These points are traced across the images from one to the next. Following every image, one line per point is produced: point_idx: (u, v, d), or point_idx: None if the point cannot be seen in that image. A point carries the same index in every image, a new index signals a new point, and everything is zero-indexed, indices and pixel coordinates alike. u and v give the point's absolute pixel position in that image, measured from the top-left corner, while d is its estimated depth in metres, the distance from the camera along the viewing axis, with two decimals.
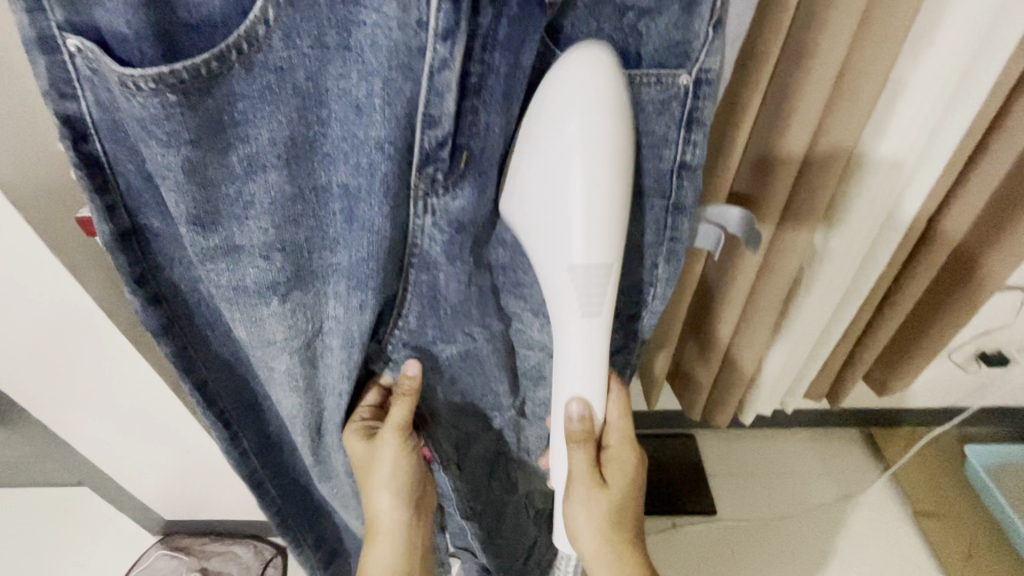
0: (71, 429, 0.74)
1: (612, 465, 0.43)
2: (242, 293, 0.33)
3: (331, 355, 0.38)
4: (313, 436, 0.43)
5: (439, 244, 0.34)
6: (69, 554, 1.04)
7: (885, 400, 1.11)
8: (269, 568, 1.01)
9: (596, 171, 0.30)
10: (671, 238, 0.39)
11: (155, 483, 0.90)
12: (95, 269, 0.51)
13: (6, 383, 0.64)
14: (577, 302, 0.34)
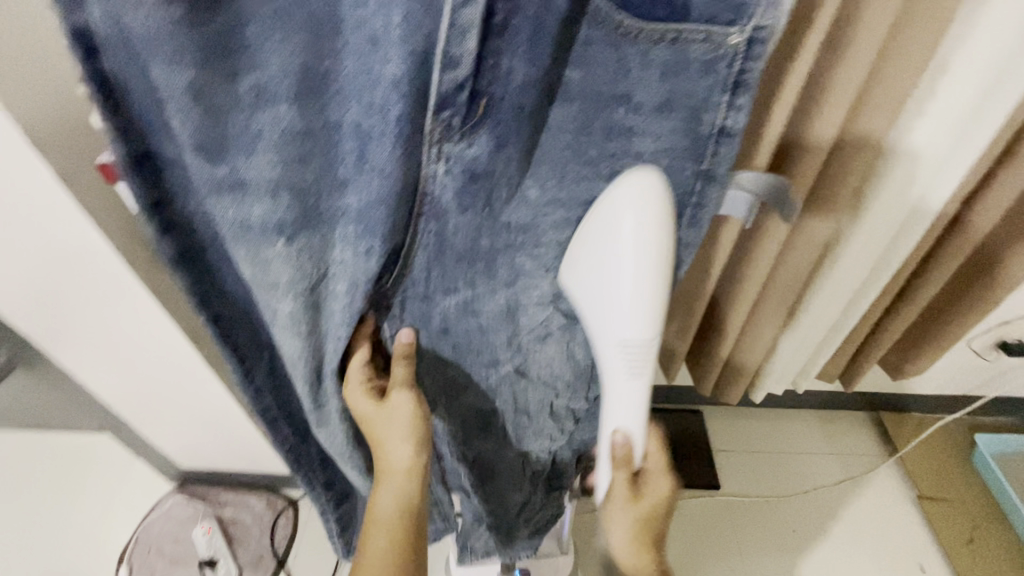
0: (93, 376, 0.77)
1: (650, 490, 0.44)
2: (248, 232, 0.32)
3: (335, 302, 0.36)
4: (314, 382, 0.41)
5: (451, 190, 0.33)
6: (91, 496, 1.09)
7: (898, 385, 1.10)
8: (281, 518, 1.05)
9: (645, 269, 0.34)
10: (696, 203, 0.37)
11: (174, 433, 0.93)
12: (115, 220, 0.51)
13: (31, 326, 0.66)
14: (628, 369, 0.37)
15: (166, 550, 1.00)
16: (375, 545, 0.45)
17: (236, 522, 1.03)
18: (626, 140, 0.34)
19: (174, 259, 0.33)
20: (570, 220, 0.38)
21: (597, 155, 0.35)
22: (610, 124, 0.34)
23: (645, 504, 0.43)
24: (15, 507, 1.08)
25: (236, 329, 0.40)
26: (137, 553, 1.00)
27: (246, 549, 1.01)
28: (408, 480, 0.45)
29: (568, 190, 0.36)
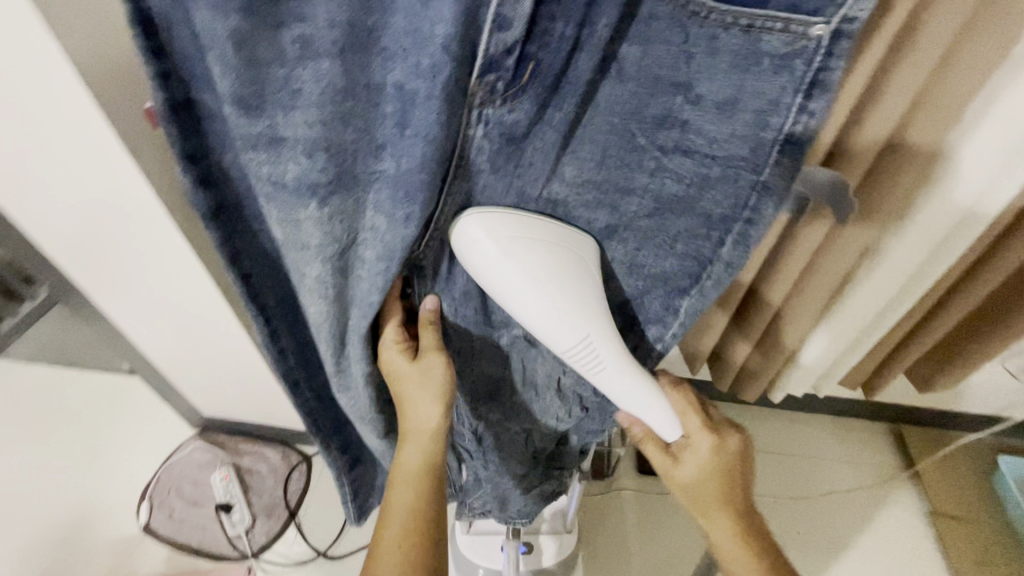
0: (119, 310, 0.82)
1: (686, 454, 0.45)
2: (282, 190, 0.32)
3: (363, 268, 0.36)
4: (337, 344, 0.41)
5: (486, 154, 0.32)
6: (120, 433, 1.14)
7: (924, 398, 1.06)
8: (294, 472, 1.08)
9: (537, 295, 0.36)
10: (748, 219, 0.35)
11: (200, 378, 0.98)
12: (153, 166, 0.54)
13: (65, 256, 0.71)
14: (587, 371, 0.39)
15: (184, 491, 1.05)
16: (400, 501, 0.46)
17: (253, 472, 1.07)
18: (679, 132, 0.33)
19: (208, 212, 0.34)
20: (607, 204, 0.37)
21: (647, 144, 0.34)
22: (665, 112, 0.32)
23: (685, 468, 0.45)
24: (50, 437, 1.14)
25: (263, 289, 0.40)
26: (157, 492, 1.04)
27: (260, 497, 1.05)
28: (432, 438, 0.47)
29: (609, 173, 0.36)
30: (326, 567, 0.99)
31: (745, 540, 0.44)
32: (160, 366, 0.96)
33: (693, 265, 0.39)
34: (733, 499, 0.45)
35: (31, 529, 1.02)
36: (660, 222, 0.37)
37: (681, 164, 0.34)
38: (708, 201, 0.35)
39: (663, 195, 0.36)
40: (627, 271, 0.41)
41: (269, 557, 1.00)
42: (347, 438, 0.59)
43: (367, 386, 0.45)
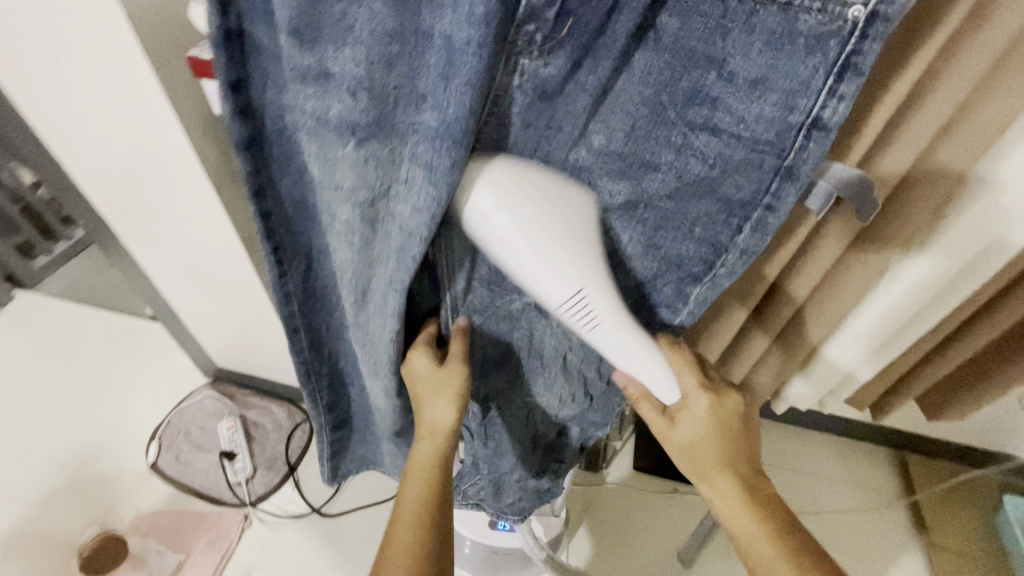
0: (143, 251, 0.87)
1: (683, 420, 0.44)
2: (324, 128, 0.33)
3: (390, 219, 0.37)
4: (357, 296, 0.42)
5: (522, 104, 0.33)
6: (136, 375, 1.19)
7: (932, 427, 1.05)
8: (298, 430, 1.11)
9: (537, 246, 0.34)
10: (767, 205, 0.36)
11: (214, 327, 1.01)
12: (187, 103, 0.60)
13: (91, 186, 0.76)
14: (583, 327, 0.38)
15: (193, 436, 1.08)
16: (409, 497, 0.48)
17: (258, 426, 1.10)
18: (708, 110, 0.33)
19: (243, 143, 0.34)
20: (631, 179, 0.37)
21: (678, 120, 0.34)
22: (696, 88, 0.33)
23: (681, 433, 0.44)
24: (71, 372, 1.19)
25: (280, 230, 0.40)
26: (167, 433, 1.08)
27: (263, 450, 1.08)
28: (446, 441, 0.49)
29: (636, 147, 0.36)
30: (319, 523, 1.01)
31: (748, 501, 0.43)
32: (180, 312, 0.99)
33: (708, 251, 0.40)
34: (735, 460, 0.44)
35: (45, 455, 1.07)
36: (682, 205, 0.38)
37: (710, 142, 0.34)
38: (730, 185, 0.36)
39: (685, 176, 0.36)
40: (644, 254, 0.41)
41: (266, 507, 1.03)
42: (337, 395, 0.59)
43: (387, 350, 0.45)
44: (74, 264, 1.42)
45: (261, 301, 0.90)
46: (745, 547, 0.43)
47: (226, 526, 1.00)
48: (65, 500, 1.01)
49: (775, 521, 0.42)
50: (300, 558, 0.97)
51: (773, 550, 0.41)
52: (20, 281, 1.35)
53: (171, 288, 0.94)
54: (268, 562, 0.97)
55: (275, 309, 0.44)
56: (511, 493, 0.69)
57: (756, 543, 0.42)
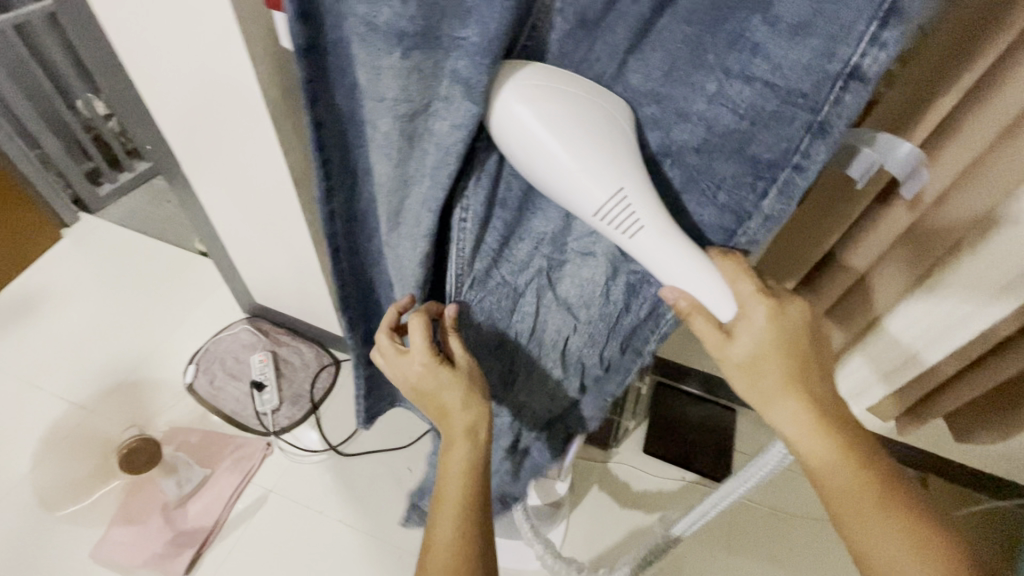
0: (200, 181, 0.92)
1: (743, 328, 0.42)
2: (372, 33, 0.33)
3: (428, 137, 0.38)
4: (392, 213, 0.45)
5: (561, 30, 0.36)
6: (181, 303, 1.26)
7: (958, 454, 1.01)
8: (323, 371, 1.16)
9: (573, 135, 0.35)
10: (796, 164, 0.35)
11: (256, 263, 1.07)
12: (255, 33, 0.64)
13: (160, 111, 0.81)
14: (623, 235, 0.38)
15: (227, 364, 1.15)
16: (452, 493, 0.52)
17: (287, 362, 1.16)
18: (747, 56, 0.32)
19: (302, 51, 0.34)
20: (661, 126, 0.38)
21: (718, 65, 0.34)
22: (739, 32, 0.32)
23: (743, 345, 0.42)
24: (123, 293, 1.28)
25: (331, 148, 0.41)
26: (204, 358, 1.15)
27: (289, 385, 1.14)
28: (480, 440, 0.53)
29: (672, 88, 0.36)
30: (335, 460, 1.06)
31: (817, 419, 0.44)
32: (227, 244, 1.05)
33: (732, 218, 0.41)
34: (803, 378, 0.44)
35: (93, 364, 1.14)
36: (709, 162, 0.38)
37: (743, 91, 0.34)
38: (760, 144, 0.35)
39: (715, 127, 0.36)
40: (683, 181, 0.40)
41: (289, 438, 1.08)
42: (372, 328, 0.62)
43: (415, 274, 0.49)
44: (133, 195, 1.51)
45: (301, 242, 0.94)
46: (815, 460, 0.44)
47: (249, 451, 1.05)
48: (108, 406, 1.09)
49: (842, 435, 0.44)
50: (316, 489, 1.02)
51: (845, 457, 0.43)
52: (84, 204, 1.43)
53: (222, 220, 0.99)
54: (286, 488, 1.02)
55: (321, 228, 0.47)
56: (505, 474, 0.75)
57: (826, 458, 0.44)
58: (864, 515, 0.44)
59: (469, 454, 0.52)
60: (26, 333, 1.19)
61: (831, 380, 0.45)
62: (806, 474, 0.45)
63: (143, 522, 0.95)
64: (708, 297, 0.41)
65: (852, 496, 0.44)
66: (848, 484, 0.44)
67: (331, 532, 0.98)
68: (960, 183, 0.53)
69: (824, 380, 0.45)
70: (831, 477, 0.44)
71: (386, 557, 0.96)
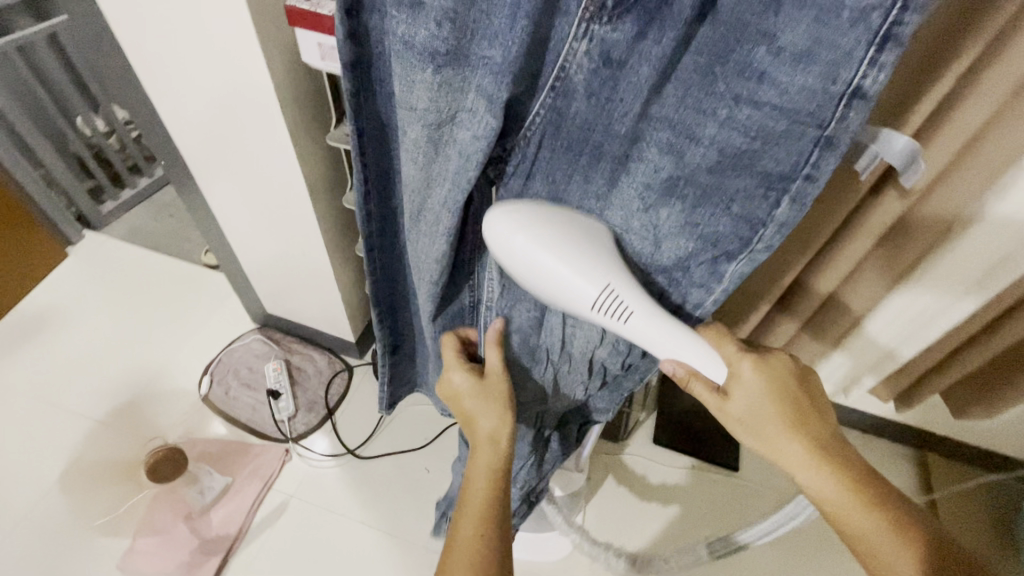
0: (213, 192, 0.94)
1: (736, 387, 0.45)
2: (407, 50, 0.35)
3: (452, 146, 0.40)
4: (415, 214, 0.47)
5: (584, 71, 0.35)
6: (192, 315, 1.28)
7: (957, 430, 1.05)
8: (337, 377, 1.18)
9: (556, 249, 0.40)
10: (806, 175, 0.36)
11: (269, 273, 1.09)
12: (270, 47, 0.67)
13: (175, 125, 0.83)
14: (618, 320, 0.41)
15: (241, 373, 1.17)
16: (476, 499, 0.52)
17: (300, 369, 1.18)
18: (755, 85, 0.33)
19: (348, 64, 0.37)
20: (675, 150, 0.38)
21: (727, 92, 0.34)
22: (745, 62, 0.32)
23: (737, 402, 0.45)
24: (133, 307, 1.29)
25: (368, 150, 0.44)
26: (218, 369, 1.17)
27: (304, 392, 1.15)
28: (500, 447, 0.54)
29: (683, 114, 0.36)
30: (353, 463, 1.08)
31: (827, 462, 0.44)
32: (240, 255, 1.07)
33: (743, 227, 0.40)
34: (805, 421, 0.45)
35: (106, 378, 1.16)
36: (721, 182, 0.38)
37: (753, 115, 0.34)
38: (770, 158, 0.36)
39: (727, 150, 0.36)
40: (681, 230, 0.42)
41: (305, 444, 1.09)
42: (397, 320, 0.64)
43: (435, 278, 0.50)
44: (137, 210, 1.52)
45: (314, 250, 0.96)
46: (832, 507, 0.44)
47: (268, 458, 1.07)
48: (126, 419, 1.10)
49: (859, 483, 0.44)
50: (335, 493, 1.04)
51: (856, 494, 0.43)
52: (87, 221, 1.44)
53: (235, 231, 1.01)
54: (305, 493, 1.04)
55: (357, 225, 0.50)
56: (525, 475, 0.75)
57: (845, 506, 0.43)
58: (882, 544, 0.42)
59: (494, 455, 0.54)
60: (37, 351, 1.20)
61: (829, 414, 0.46)
62: (832, 526, 0.45)
63: (167, 532, 0.96)
64: (703, 364, 0.42)
65: (884, 550, 0.42)
66: (876, 536, 0.43)
67: (354, 534, 1.00)
68: (950, 172, 0.57)
69: (827, 419, 0.46)
70: (855, 526, 0.43)
71: (408, 556, 0.98)
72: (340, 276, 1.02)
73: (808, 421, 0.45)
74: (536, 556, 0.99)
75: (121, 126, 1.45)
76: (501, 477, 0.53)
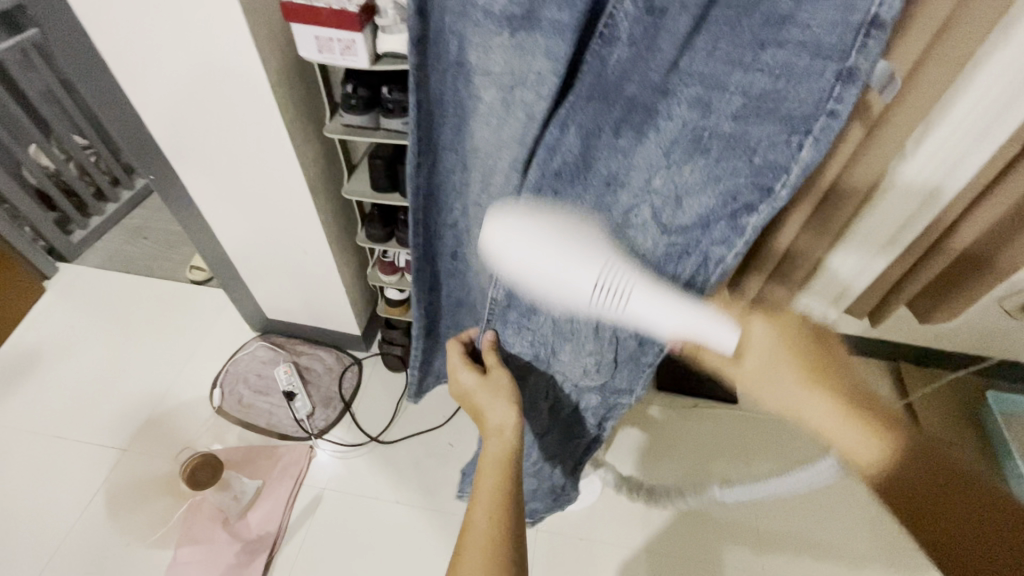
0: (205, 201, 0.95)
1: (755, 347, 0.50)
2: (487, 19, 0.40)
3: (522, 108, 0.45)
4: (484, 176, 0.52)
5: (630, 19, 0.38)
6: (190, 332, 1.27)
7: (924, 335, 1.17)
8: (348, 371, 1.20)
9: (555, 244, 0.43)
10: (829, 111, 0.40)
11: (268, 276, 1.10)
12: (260, 43, 0.69)
13: (162, 134, 0.84)
14: (620, 301, 0.45)
15: (251, 381, 1.17)
16: (487, 487, 0.54)
17: (310, 369, 1.20)
18: (778, 28, 0.37)
19: (419, 40, 0.41)
20: (703, 102, 0.42)
21: (753, 40, 0.38)
22: (769, 12, 0.37)
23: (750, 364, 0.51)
24: (125, 333, 1.27)
25: (422, 123, 0.48)
26: (227, 380, 1.17)
27: (317, 390, 1.17)
28: (508, 436, 0.58)
29: (714, 66, 0.40)
30: (379, 449, 1.11)
31: (840, 403, 0.48)
32: (238, 263, 1.08)
33: (767, 177, 0.44)
34: (818, 372, 0.50)
35: (113, 404, 1.14)
36: (746, 128, 0.42)
37: (775, 57, 0.38)
38: (792, 99, 0.40)
39: (751, 92, 0.40)
40: (707, 183, 0.45)
41: (328, 438, 1.12)
42: (431, 296, 0.69)
43: (501, 233, 0.58)
44: (109, 236, 1.49)
45: (315, 246, 0.98)
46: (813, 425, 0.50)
47: (295, 456, 1.09)
48: (143, 440, 1.10)
49: (847, 405, 0.48)
50: (367, 479, 1.07)
51: (870, 439, 0.47)
52: (59, 253, 1.40)
53: (230, 237, 1.02)
54: (337, 484, 1.06)
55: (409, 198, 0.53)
56: (536, 449, 0.83)
57: (844, 435, 0.48)
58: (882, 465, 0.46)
59: (499, 446, 0.57)
60: (32, 389, 1.16)
61: (845, 365, 0.50)
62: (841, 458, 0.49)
63: (208, 540, 0.98)
64: (710, 330, 0.47)
65: (860, 452, 0.47)
66: (851, 443, 0.48)
67: (391, 514, 1.03)
68: (898, 98, 0.66)
69: (846, 372, 0.50)
70: (832, 435, 0.48)
71: (447, 526, 1.02)
72: (341, 270, 1.04)
73: (820, 369, 0.50)
74: (568, 507, 1.05)
75: (79, 151, 1.40)
76: (503, 470, 0.55)
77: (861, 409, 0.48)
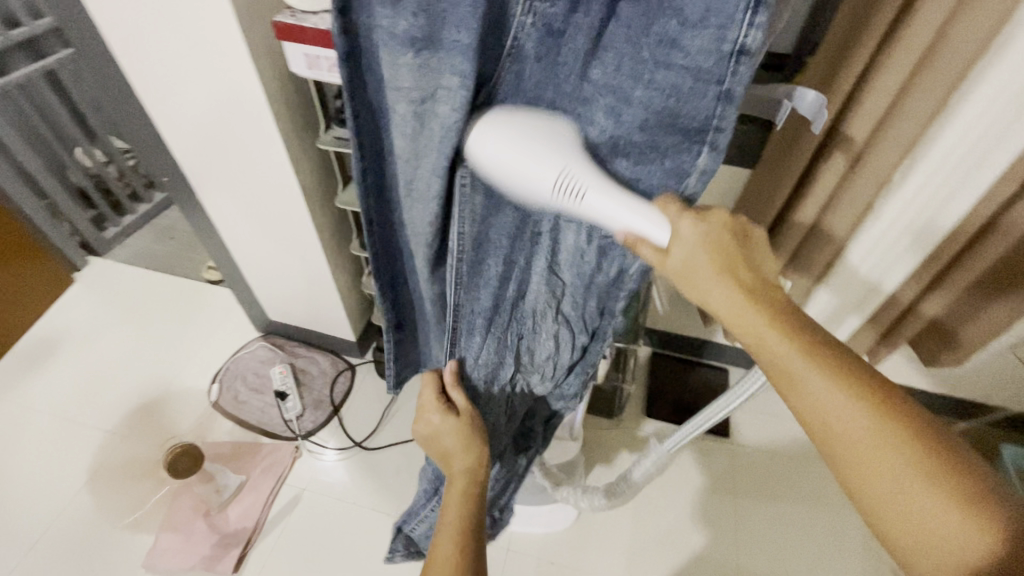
0: (211, 206, 1.00)
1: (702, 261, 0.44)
2: (391, 39, 0.40)
3: (436, 120, 0.44)
4: (408, 187, 0.51)
5: (531, 40, 0.41)
6: (199, 329, 1.33)
7: (932, 379, 1.11)
8: (340, 376, 1.23)
9: (519, 145, 0.42)
10: (715, 127, 0.41)
11: (269, 280, 1.15)
12: (257, 60, 0.74)
13: (172, 142, 0.89)
14: (574, 200, 0.43)
15: (248, 380, 1.22)
16: (451, 519, 0.56)
17: (305, 371, 1.24)
18: (670, 51, 0.38)
19: (343, 58, 0.40)
20: (615, 113, 0.43)
21: (650, 58, 0.39)
22: (662, 34, 0.37)
23: (697, 257, 0.44)
24: (140, 326, 1.34)
25: (364, 133, 0.46)
26: (226, 377, 1.22)
27: (310, 392, 1.21)
28: (476, 475, 0.60)
29: (619, 78, 0.41)
30: (361, 455, 1.13)
31: (883, 427, 0.39)
32: (242, 266, 1.13)
33: (669, 178, 0.46)
34: (852, 377, 0.40)
35: (119, 393, 1.20)
36: (652, 139, 0.43)
37: (666, 78, 0.39)
38: (686, 115, 0.41)
39: (653, 107, 0.41)
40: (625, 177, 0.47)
41: (315, 441, 1.14)
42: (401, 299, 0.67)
43: (428, 235, 0.54)
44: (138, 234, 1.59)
45: (311, 253, 1.02)
46: (883, 487, 0.39)
47: (280, 455, 1.12)
48: (141, 430, 1.15)
49: (891, 423, 0.39)
50: (346, 484, 1.09)
51: (938, 491, 0.37)
52: (93, 249, 1.49)
53: (234, 240, 1.07)
54: (317, 487, 1.08)
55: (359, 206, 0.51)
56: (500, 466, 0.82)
57: (913, 484, 0.38)
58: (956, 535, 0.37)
59: (463, 492, 0.59)
60: (51, 373, 1.24)
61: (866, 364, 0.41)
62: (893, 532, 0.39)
63: (188, 529, 1.01)
64: (645, 226, 0.43)
65: (956, 534, 0.37)
66: (937, 517, 0.37)
67: (367, 521, 1.04)
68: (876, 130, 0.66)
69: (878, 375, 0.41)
70: (921, 508, 0.38)
71: None
72: (337, 276, 1.08)
73: (821, 346, 0.42)
74: (542, 530, 1.04)
75: (119, 155, 1.51)
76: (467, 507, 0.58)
77: (944, 463, 0.38)
